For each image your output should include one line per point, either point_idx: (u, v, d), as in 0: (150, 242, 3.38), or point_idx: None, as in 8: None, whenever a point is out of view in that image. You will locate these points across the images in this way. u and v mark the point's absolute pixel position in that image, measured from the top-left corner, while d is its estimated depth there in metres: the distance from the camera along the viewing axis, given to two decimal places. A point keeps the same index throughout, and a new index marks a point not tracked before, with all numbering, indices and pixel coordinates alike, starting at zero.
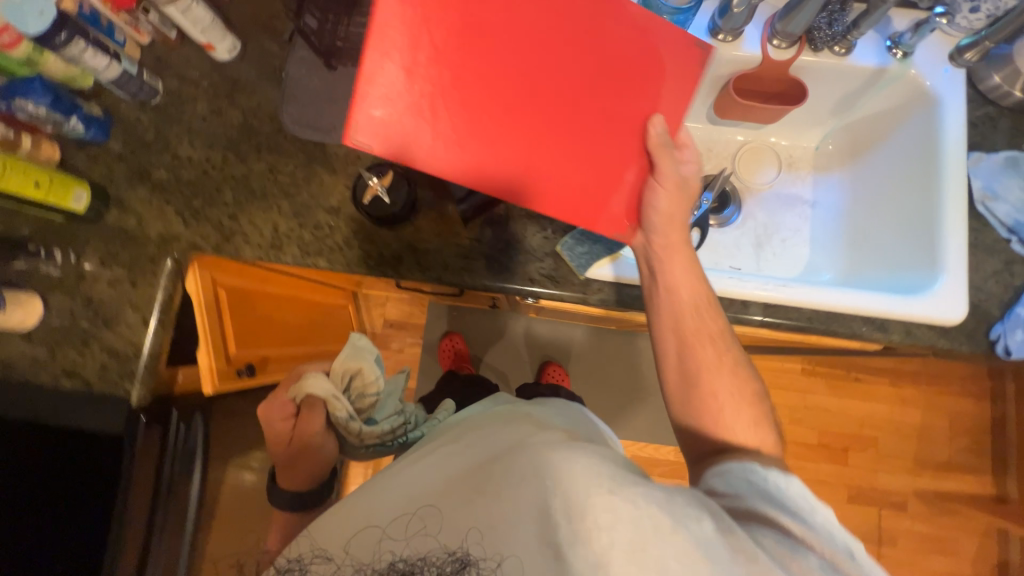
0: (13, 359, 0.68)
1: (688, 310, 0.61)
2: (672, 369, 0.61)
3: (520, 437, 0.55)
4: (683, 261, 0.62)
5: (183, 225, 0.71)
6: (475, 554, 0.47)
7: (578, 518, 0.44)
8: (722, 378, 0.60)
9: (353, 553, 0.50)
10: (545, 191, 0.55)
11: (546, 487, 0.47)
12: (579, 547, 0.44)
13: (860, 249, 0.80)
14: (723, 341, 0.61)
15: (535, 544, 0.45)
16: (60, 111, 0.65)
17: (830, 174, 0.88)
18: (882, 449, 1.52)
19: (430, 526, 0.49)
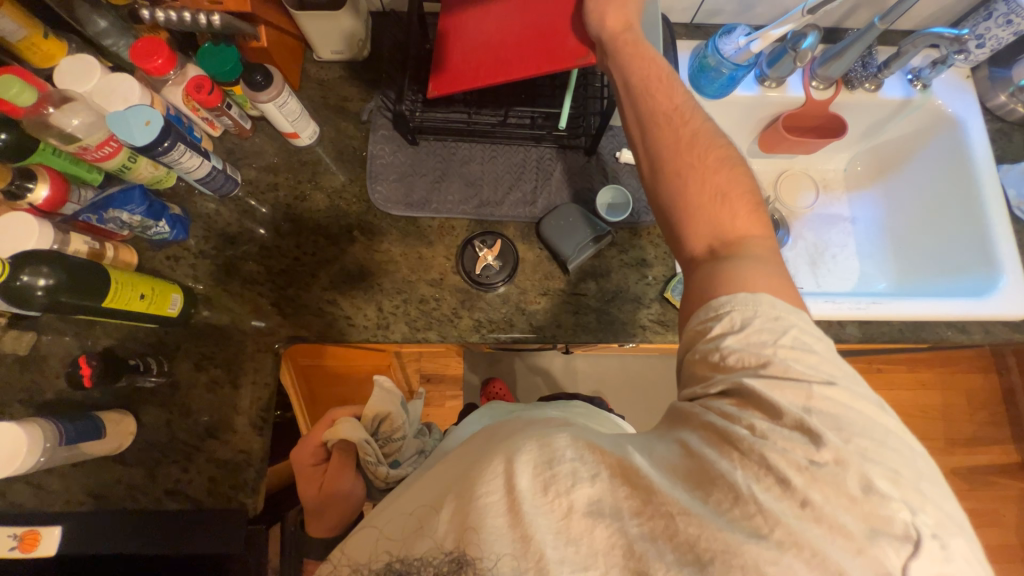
0: (106, 487, 0.62)
1: (663, 106, 0.52)
2: (643, 163, 0.53)
3: (512, 420, 0.51)
4: (660, 73, 0.54)
5: (281, 314, 0.69)
6: (473, 551, 0.38)
7: (543, 488, 0.38)
8: (693, 158, 0.49)
9: (350, 554, 0.45)
10: (517, 48, 0.59)
11: (512, 452, 0.40)
12: (543, 517, 0.37)
13: (909, 257, 0.88)
14: (678, 115, 0.52)
15: (507, 531, 0.37)
16: (152, 216, 0.63)
17: (863, 191, 0.96)
18: (914, 433, 1.60)
19: (426, 524, 0.42)
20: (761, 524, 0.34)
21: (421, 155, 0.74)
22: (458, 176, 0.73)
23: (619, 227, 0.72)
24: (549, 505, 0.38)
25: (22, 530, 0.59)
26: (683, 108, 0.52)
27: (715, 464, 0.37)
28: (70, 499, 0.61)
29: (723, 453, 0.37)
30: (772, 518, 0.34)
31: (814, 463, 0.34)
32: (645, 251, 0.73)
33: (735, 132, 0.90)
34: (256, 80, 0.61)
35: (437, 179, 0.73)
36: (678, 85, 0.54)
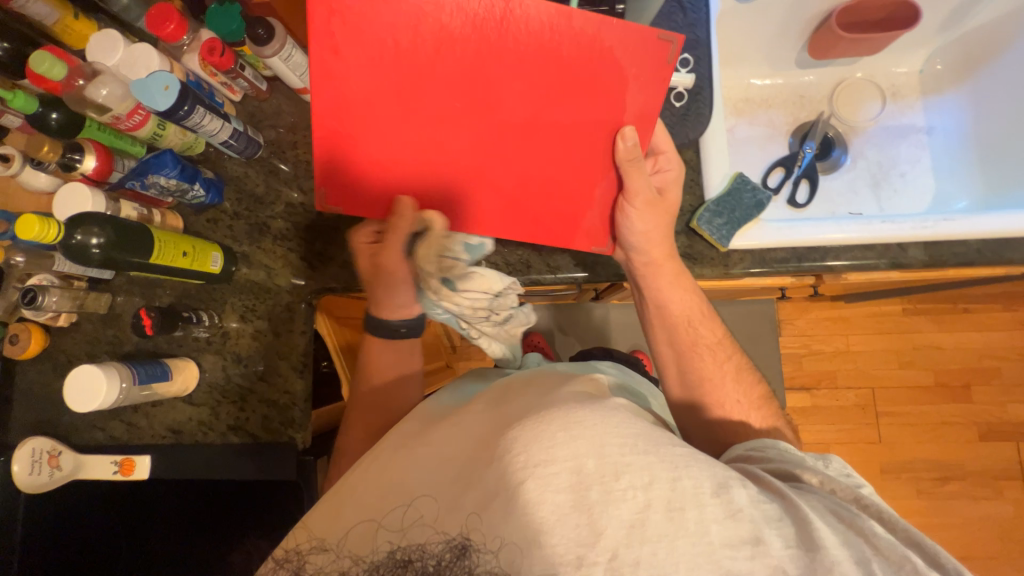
0: (181, 424, 0.71)
1: (680, 321, 0.68)
2: (673, 374, 0.69)
3: (523, 398, 0.56)
4: (671, 274, 0.65)
5: (312, 267, 0.72)
6: (475, 538, 0.45)
7: (612, 477, 0.45)
8: (729, 386, 0.67)
9: (353, 544, 0.47)
10: (515, 217, 0.61)
11: (576, 445, 0.46)
12: (610, 508, 0.43)
13: (999, 167, 0.75)
14: (721, 348, 0.68)
15: (560, 506, 0.44)
16: (186, 179, 0.67)
17: (943, 95, 0.82)
18: (1008, 379, 1.42)
19: (427, 515, 0.47)
20: None
21: None
22: None
23: None
24: (625, 501, 0.44)
25: (120, 457, 0.69)
26: (719, 344, 0.68)
27: (827, 544, 0.43)
28: (154, 433, 0.71)
29: (852, 535, 0.46)
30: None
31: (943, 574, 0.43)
32: None
33: (780, 38, 0.79)
34: (258, 34, 0.61)
35: None
36: (709, 317, 0.69)
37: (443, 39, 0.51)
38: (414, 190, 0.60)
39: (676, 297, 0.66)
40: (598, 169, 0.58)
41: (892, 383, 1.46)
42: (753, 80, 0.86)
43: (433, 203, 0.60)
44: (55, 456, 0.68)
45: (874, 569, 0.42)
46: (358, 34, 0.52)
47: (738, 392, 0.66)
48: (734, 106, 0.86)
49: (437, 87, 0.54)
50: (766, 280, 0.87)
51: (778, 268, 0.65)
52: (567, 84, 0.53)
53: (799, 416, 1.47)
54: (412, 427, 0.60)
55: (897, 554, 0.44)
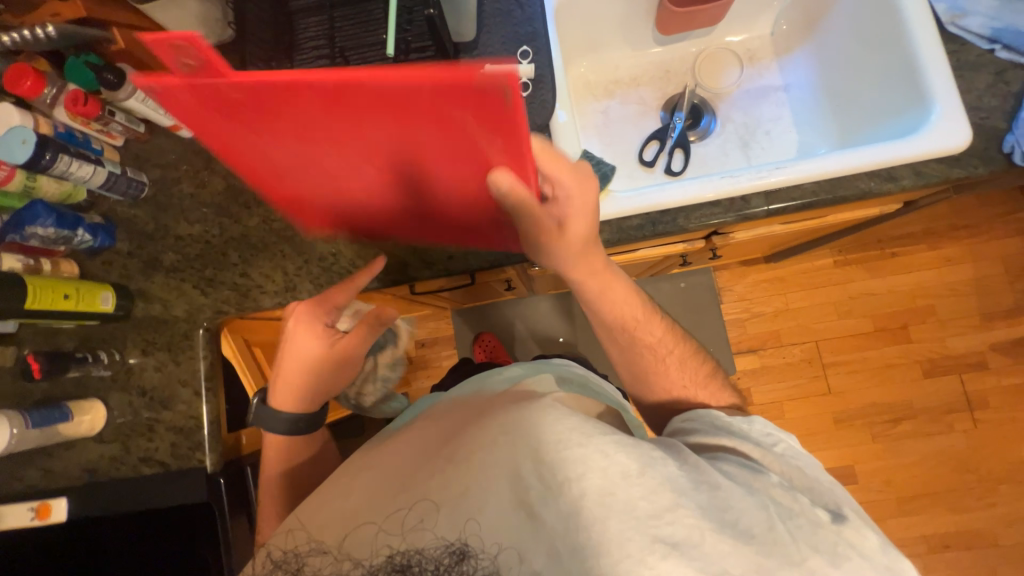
0: (94, 462, 0.73)
1: (624, 327, 0.68)
2: (625, 372, 0.72)
3: (475, 414, 0.56)
4: (612, 283, 0.65)
5: (203, 294, 0.75)
6: (475, 545, 0.43)
7: (549, 472, 0.44)
8: (674, 375, 0.69)
9: (351, 552, 0.44)
10: (440, 233, 0.65)
11: (513, 443, 0.47)
12: (551, 501, 0.43)
13: (848, 114, 0.79)
14: (662, 345, 0.69)
15: (506, 509, 0.44)
16: (67, 227, 0.70)
17: (794, 53, 0.87)
18: (943, 314, 1.47)
19: (427, 520, 0.44)
20: (791, 551, 0.43)
21: None
22: None
23: None
24: (566, 494, 0.43)
25: (37, 502, 0.70)
26: (661, 342, 0.69)
27: (735, 500, 0.45)
28: (70, 475, 0.73)
29: (757, 488, 0.49)
30: (801, 552, 0.43)
31: (832, 522, 0.46)
32: None
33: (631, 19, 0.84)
34: (109, 80, 0.66)
35: None
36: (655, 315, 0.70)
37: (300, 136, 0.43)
38: (349, 221, 0.64)
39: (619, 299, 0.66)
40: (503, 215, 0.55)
41: (834, 334, 1.49)
42: (619, 63, 0.91)
43: (369, 227, 0.65)
44: None
45: (772, 514, 0.45)
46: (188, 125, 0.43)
47: (682, 378, 0.69)
48: (605, 88, 0.91)
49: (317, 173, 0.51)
50: (657, 248, 0.90)
51: (637, 234, 0.69)
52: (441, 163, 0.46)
53: (749, 377, 1.50)
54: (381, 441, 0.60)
55: (789, 500, 0.48)
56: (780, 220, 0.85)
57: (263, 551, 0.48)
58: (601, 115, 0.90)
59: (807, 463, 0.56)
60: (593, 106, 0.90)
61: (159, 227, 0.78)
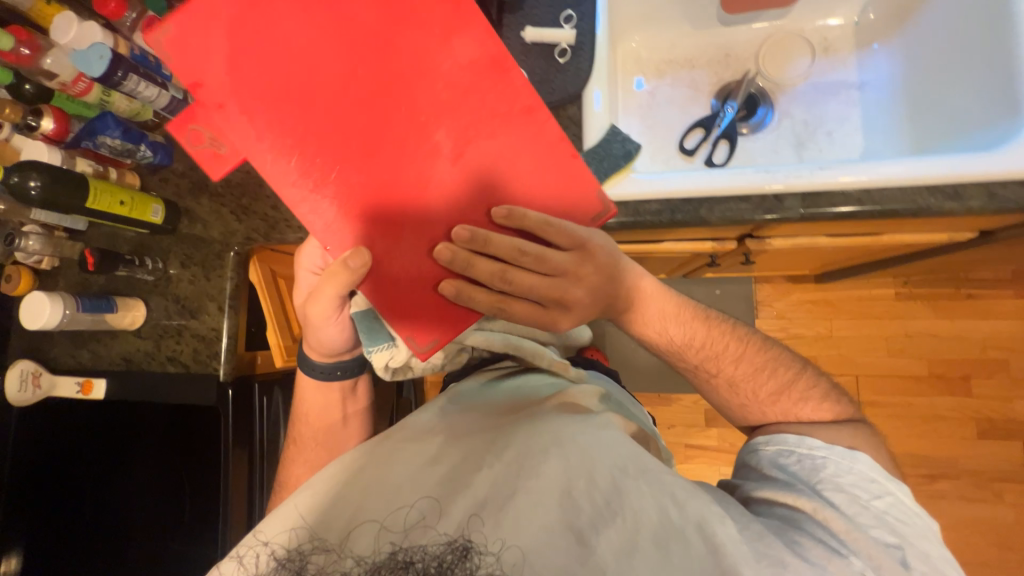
0: (130, 354, 0.82)
1: (683, 345, 0.68)
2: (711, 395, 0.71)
3: (518, 417, 0.60)
4: (658, 301, 0.68)
5: (238, 219, 0.81)
6: (477, 541, 0.44)
7: (600, 497, 0.48)
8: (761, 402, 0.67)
9: (353, 547, 0.44)
10: None
11: (568, 462, 0.50)
12: (600, 528, 0.45)
13: (926, 121, 0.70)
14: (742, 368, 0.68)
15: (552, 522, 0.45)
16: (132, 140, 0.77)
17: (877, 47, 0.78)
18: (1016, 372, 1.30)
19: (431, 517, 0.46)
20: None
21: None
22: None
23: None
24: (615, 522, 0.46)
25: (82, 378, 0.81)
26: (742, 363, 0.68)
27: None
28: (110, 361, 0.82)
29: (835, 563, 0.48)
30: None
31: None
32: None
33: None
34: None
35: None
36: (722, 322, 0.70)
37: (305, 140, 0.54)
38: None
39: (672, 323, 0.68)
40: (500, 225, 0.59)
41: (879, 372, 1.36)
42: (677, 42, 0.85)
43: None
44: (37, 375, 0.80)
45: None
46: (214, 92, 0.52)
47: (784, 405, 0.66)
48: (656, 67, 0.86)
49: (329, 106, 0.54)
50: (682, 243, 0.86)
51: (652, 220, 0.65)
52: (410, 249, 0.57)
53: None
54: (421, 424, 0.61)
55: None
56: (825, 230, 0.78)
57: (257, 542, 0.47)
58: (647, 95, 0.85)
59: (912, 531, 0.52)
60: (640, 85, 0.86)
61: None
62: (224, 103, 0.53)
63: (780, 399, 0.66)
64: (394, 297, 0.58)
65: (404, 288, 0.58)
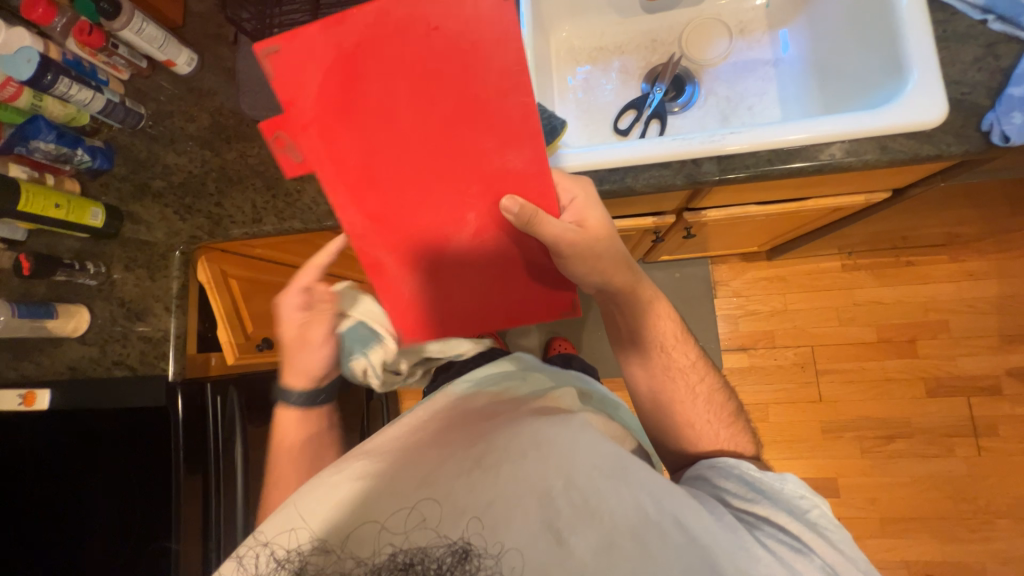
0: (75, 361, 0.80)
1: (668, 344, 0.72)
2: (646, 399, 0.73)
3: (497, 421, 0.56)
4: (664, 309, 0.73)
5: (181, 218, 0.81)
6: (477, 544, 0.41)
7: (583, 501, 0.44)
8: (699, 406, 0.70)
9: (352, 549, 0.41)
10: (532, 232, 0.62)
11: (549, 466, 0.46)
12: (582, 529, 0.43)
13: (830, 89, 0.77)
14: (694, 370, 0.72)
15: (536, 527, 0.42)
16: (67, 144, 0.77)
17: (788, 26, 0.84)
18: (955, 332, 1.38)
19: (431, 517, 0.42)
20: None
21: None
22: None
23: None
24: (601, 520, 0.43)
25: (24, 390, 0.77)
26: (692, 367, 0.72)
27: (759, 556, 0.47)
28: (55, 370, 0.80)
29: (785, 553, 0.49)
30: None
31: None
32: None
33: None
34: (105, 8, 0.71)
35: None
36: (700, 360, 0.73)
37: (360, 178, 0.53)
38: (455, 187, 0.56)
39: (667, 330, 0.73)
40: (515, 271, 0.64)
41: (833, 340, 1.42)
42: (605, 29, 0.90)
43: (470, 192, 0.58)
44: None
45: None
46: (301, 112, 0.49)
47: (707, 412, 0.69)
48: (588, 55, 0.90)
49: (385, 149, 0.52)
50: (623, 220, 0.90)
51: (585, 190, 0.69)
52: (435, 287, 0.62)
53: (735, 377, 1.43)
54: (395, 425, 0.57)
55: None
56: (753, 198, 0.83)
57: (253, 541, 0.44)
58: (581, 80, 0.89)
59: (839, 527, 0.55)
60: (573, 71, 0.90)
61: (151, 155, 0.84)
62: (304, 124, 0.50)
63: (717, 407, 0.70)
64: (422, 325, 0.65)
65: (420, 314, 0.64)
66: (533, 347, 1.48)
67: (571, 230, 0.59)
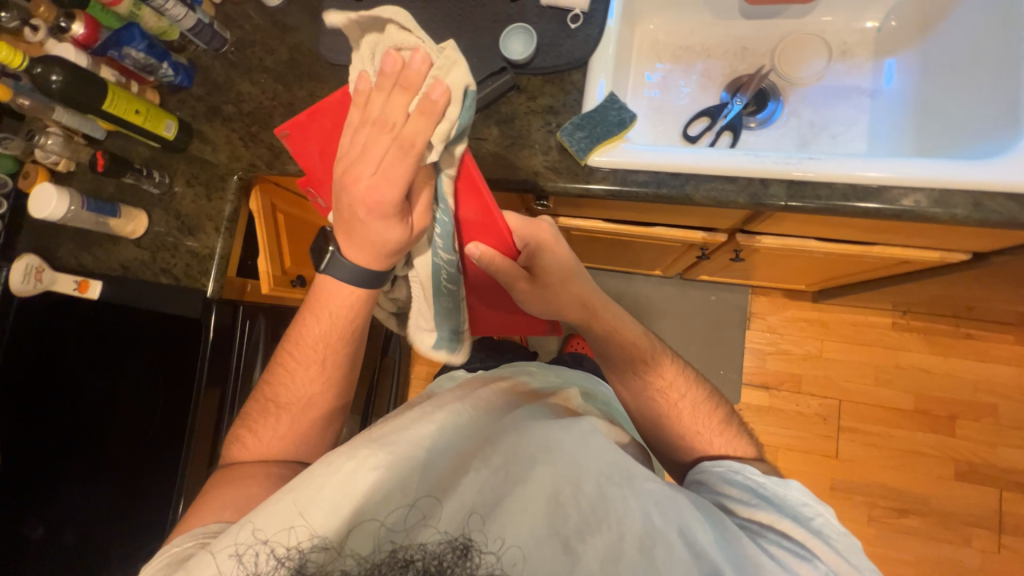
0: (127, 262, 0.85)
1: (645, 359, 0.70)
2: (638, 419, 0.71)
3: (503, 421, 0.57)
4: (630, 320, 0.72)
5: (245, 145, 0.84)
6: (479, 541, 0.43)
7: (590, 508, 0.46)
8: (685, 421, 0.67)
9: (350, 548, 0.43)
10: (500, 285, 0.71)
11: (555, 469, 0.49)
12: (588, 536, 0.45)
13: (928, 130, 0.70)
14: (676, 386, 0.69)
15: (541, 529, 0.44)
16: (155, 56, 0.80)
17: (897, 55, 0.78)
18: (1003, 418, 1.28)
19: (431, 515, 0.45)
20: None
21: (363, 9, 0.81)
22: None
23: (528, 73, 0.72)
24: (601, 532, 0.45)
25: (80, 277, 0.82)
26: (674, 383, 0.69)
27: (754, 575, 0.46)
28: (108, 267, 0.85)
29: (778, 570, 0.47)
30: None
31: None
32: (555, 97, 0.72)
33: None
34: None
35: None
36: (678, 369, 0.71)
37: None
38: None
39: (646, 341, 0.71)
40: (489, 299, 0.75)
41: (863, 399, 1.34)
42: (695, 29, 0.86)
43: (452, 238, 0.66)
44: (39, 271, 0.80)
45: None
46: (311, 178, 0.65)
47: (695, 426, 0.67)
48: (672, 53, 0.86)
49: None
50: (671, 229, 0.87)
51: (640, 189, 0.66)
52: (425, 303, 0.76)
53: (752, 413, 1.38)
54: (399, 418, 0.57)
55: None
56: (815, 232, 0.78)
57: (253, 539, 0.44)
58: (658, 77, 0.85)
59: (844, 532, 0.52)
60: (652, 68, 0.86)
61: (227, 79, 0.87)
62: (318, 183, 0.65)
63: (706, 419, 0.67)
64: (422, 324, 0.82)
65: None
66: (550, 340, 1.48)
67: (524, 279, 0.64)
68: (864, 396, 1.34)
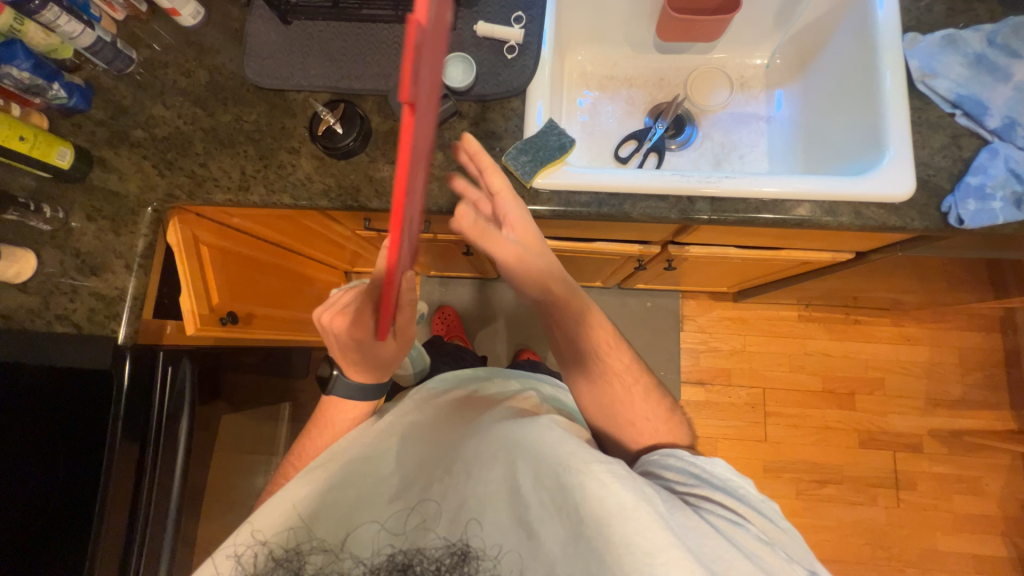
0: (10, 310, 0.72)
1: (604, 349, 0.71)
2: (592, 405, 0.72)
3: (473, 422, 0.62)
4: (598, 321, 0.72)
5: (160, 174, 0.77)
6: (474, 546, 0.50)
7: (545, 494, 0.50)
8: (638, 407, 0.70)
9: (351, 548, 0.51)
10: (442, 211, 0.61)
11: (516, 465, 0.53)
12: (546, 523, 0.49)
13: (813, 151, 0.83)
14: (630, 373, 0.71)
15: (509, 524, 0.51)
16: (43, 76, 0.70)
17: (784, 87, 0.91)
18: (890, 390, 1.50)
19: (429, 520, 0.53)
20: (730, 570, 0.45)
21: (292, 33, 0.79)
22: (323, 52, 0.78)
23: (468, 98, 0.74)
24: (563, 518, 0.48)
25: None
26: (628, 370, 0.71)
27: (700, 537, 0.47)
28: None
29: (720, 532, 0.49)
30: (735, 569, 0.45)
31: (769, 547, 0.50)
32: (498, 123, 0.74)
33: (634, 19, 0.89)
34: None
35: (304, 56, 0.78)
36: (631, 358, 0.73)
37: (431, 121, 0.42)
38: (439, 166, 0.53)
39: (604, 335, 0.72)
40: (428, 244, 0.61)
41: (782, 385, 1.50)
42: (617, 61, 0.94)
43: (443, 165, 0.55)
44: None
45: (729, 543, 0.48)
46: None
47: (646, 411, 0.70)
48: (599, 82, 0.94)
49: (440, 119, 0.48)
50: (612, 244, 0.93)
51: (581, 208, 0.71)
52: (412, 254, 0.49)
53: (691, 408, 1.49)
54: (369, 429, 0.62)
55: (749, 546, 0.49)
56: (733, 241, 0.88)
57: (253, 540, 0.50)
58: (588, 103, 0.92)
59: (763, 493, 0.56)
60: (582, 95, 0.93)
61: (133, 101, 0.79)
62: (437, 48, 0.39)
63: (655, 407, 0.71)
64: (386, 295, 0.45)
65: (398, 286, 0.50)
66: (500, 356, 1.48)
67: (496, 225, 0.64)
68: (783, 382, 1.50)
